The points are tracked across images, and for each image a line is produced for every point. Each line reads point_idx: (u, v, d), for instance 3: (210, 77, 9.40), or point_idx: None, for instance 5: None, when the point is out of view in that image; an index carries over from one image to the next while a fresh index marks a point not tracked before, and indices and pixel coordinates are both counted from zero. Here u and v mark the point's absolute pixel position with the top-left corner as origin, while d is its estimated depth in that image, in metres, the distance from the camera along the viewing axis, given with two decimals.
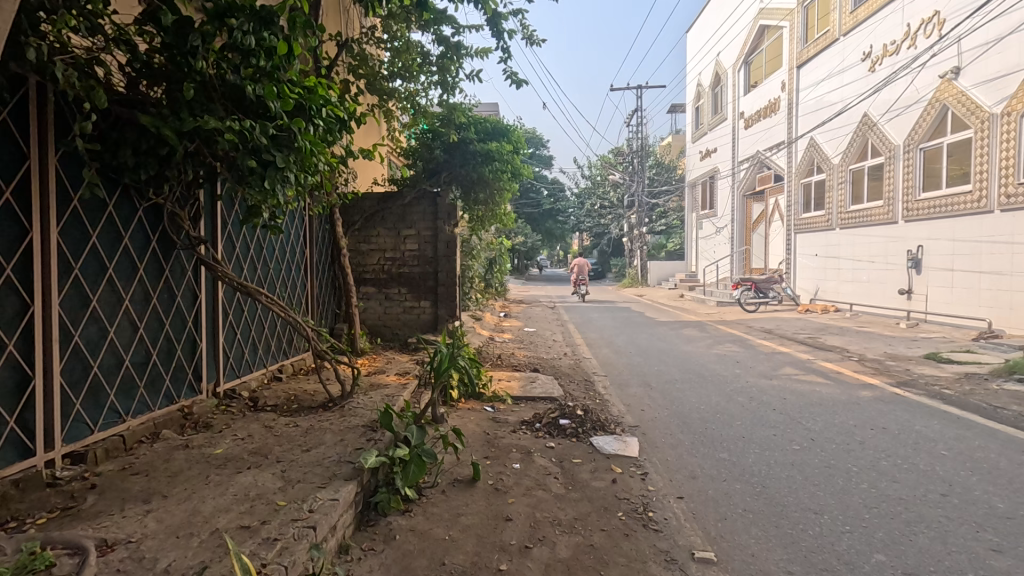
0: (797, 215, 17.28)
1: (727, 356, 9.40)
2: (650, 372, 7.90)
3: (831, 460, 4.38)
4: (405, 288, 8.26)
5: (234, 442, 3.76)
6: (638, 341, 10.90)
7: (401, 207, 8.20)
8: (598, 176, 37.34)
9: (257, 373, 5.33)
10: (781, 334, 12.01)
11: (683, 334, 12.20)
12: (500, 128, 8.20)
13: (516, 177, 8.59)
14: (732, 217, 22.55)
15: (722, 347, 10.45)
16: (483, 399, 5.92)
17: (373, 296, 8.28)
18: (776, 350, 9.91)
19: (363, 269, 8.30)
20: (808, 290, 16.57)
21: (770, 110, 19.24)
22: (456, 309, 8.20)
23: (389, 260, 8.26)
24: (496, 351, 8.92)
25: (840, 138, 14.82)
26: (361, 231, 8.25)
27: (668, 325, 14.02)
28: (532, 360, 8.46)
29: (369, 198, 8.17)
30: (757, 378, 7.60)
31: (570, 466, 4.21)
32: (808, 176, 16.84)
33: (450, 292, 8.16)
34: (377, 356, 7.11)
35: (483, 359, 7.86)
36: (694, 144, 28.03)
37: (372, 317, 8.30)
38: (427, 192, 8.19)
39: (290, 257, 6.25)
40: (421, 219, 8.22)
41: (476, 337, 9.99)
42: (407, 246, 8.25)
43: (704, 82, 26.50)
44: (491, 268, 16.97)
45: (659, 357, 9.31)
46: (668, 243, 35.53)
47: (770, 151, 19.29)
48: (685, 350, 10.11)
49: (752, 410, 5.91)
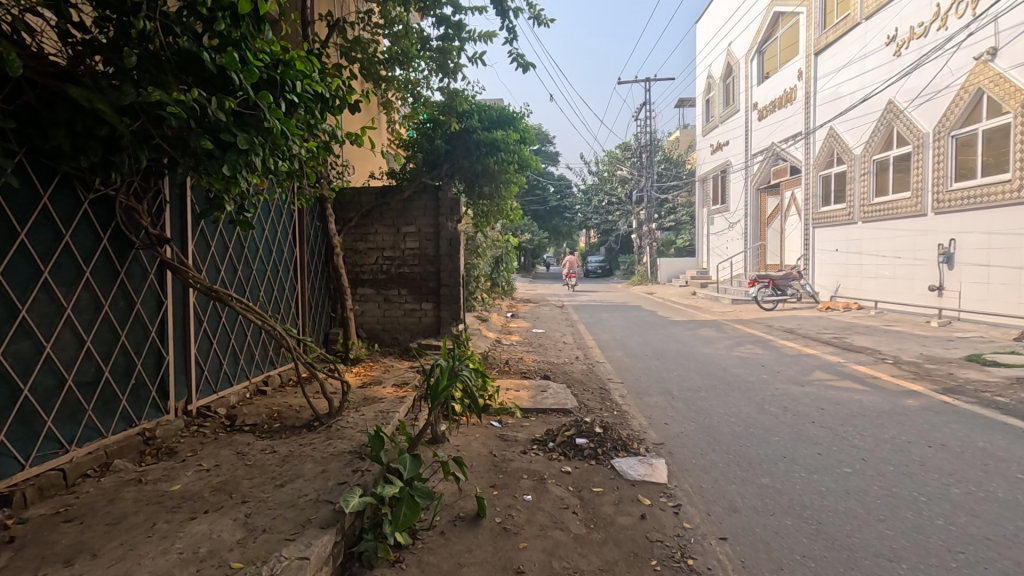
0: (816, 208, 16.58)
1: (750, 359, 8.78)
2: (670, 378, 7.30)
3: (893, 488, 3.77)
4: (405, 289, 7.71)
5: (197, 474, 3.20)
6: (653, 343, 10.30)
7: (399, 203, 7.64)
8: (605, 172, 36.69)
9: (237, 387, 4.79)
10: (805, 334, 11.36)
11: (699, 335, 11.58)
12: (506, 116, 7.60)
13: (524, 169, 8.00)
14: (746, 212, 21.84)
15: (744, 348, 9.81)
16: (489, 412, 5.37)
17: (371, 299, 7.74)
18: (802, 352, 9.27)
19: (360, 269, 7.75)
20: (828, 287, 15.90)
21: (786, 100, 18.52)
22: (460, 311, 7.65)
23: (388, 259, 7.72)
24: (504, 356, 8.33)
25: (863, 127, 14.11)
26: (357, 229, 7.69)
27: (683, 325, 13.38)
28: (542, 366, 7.88)
29: (365, 193, 7.59)
30: (787, 385, 6.98)
31: (590, 496, 3.63)
32: (828, 167, 16.13)
33: (453, 294, 7.61)
34: (375, 364, 6.55)
35: (490, 366, 7.29)
36: (704, 138, 27.31)
37: (371, 321, 7.76)
38: (428, 186, 7.62)
39: (276, 255, 5.71)
40: (422, 215, 7.65)
41: (482, 341, 9.43)
42: (407, 245, 7.69)
43: (715, 73, 25.76)
44: (497, 266, 16.43)
45: (677, 360, 8.72)
46: (677, 240, 34.79)
47: (786, 143, 18.59)
48: (704, 352, 9.48)
49: (789, 423, 5.31)
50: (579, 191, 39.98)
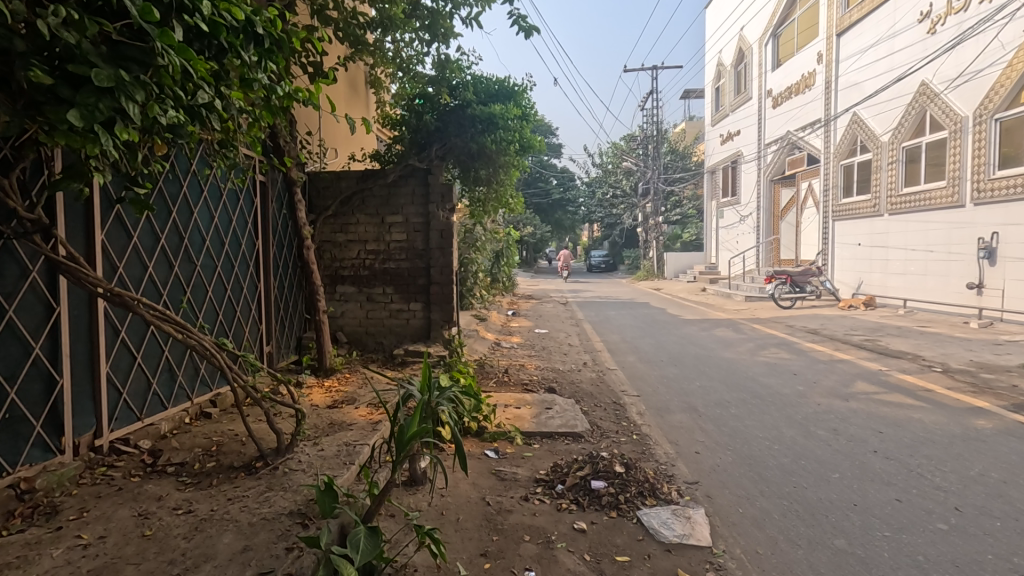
0: (836, 200, 15.57)
1: (778, 365, 7.87)
2: (693, 390, 6.39)
3: (1013, 558, 2.85)
4: (391, 287, 6.79)
5: (68, 553, 2.30)
6: (668, 346, 9.38)
7: (384, 187, 6.71)
8: (610, 164, 35.63)
9: (172, 412, 3.90)
10: (831, 335, 10.44)
11: (716, 336, 10.65)
12: (505, 90, 6.59)
13: (526, 151, 7.03)
14: (759, 204, 20.83)
15: (769, 353, 8.87)
16: (484, 439, 4.48)
17: (352, 298, 6.83)
18: (835, 357, 8.33)
19: (340, 264, 6.83)
20: (849, 283, 14.94)
21: (803, 85, 17.51)
22: (452, 313, 6.72)
23: (371, 254, 6.80)
24: (503, 362, 7.40)
25: (891, 112, 13.12)
26: (338, 218, 6.77)
27: (697, 324, 12.46)
28: (545, 374, 6.96)
29: (344, 177, 6.63)
30: (829, 399, 6.06)
31: (613, 571, 2.71)
32: (850, 157, 15.12)
33: (445, 292, 6.69)
34: (353, 375, 5.65)
35: (486, 376, 6.35)
36: (714, 128, 26.27)
37: (351, 323, 6.84)
38: (416, 169, 6.67)
39: (229, 245, 4.81)
40: (409, 203, 6.72)
41: (480, 346, 8.50)
42: (393, 236, 6.77)
43: (725, 60, 24.70)
44: (497, 261, 15.52)
45: (697, 366, 7.81)
46: (682, 234, 33.45)
47: (804, 131, 17.56)
48: (726, 357, 8.55)
49: (847, 452, 4.38)
50: (582, 183, 38.92)
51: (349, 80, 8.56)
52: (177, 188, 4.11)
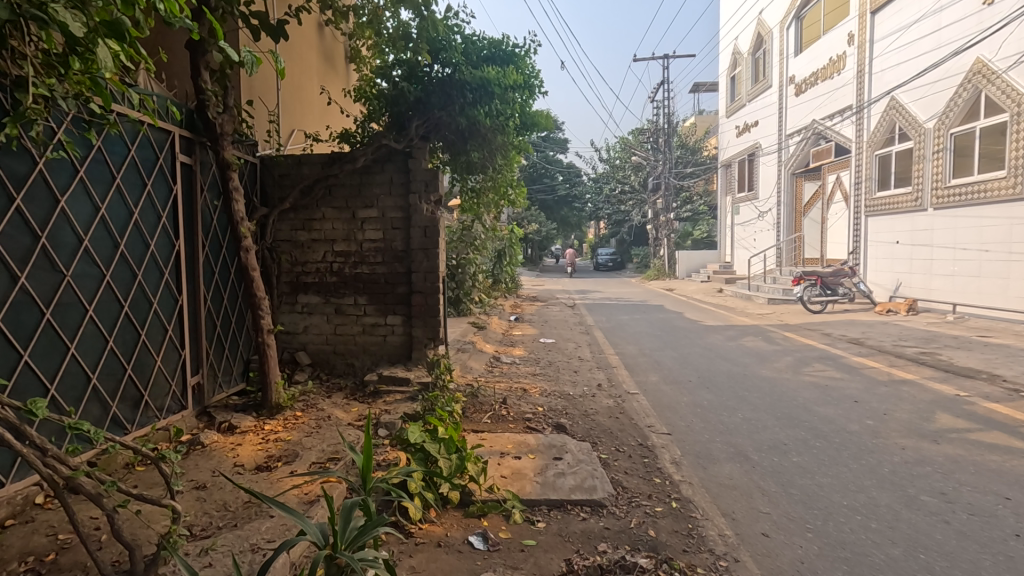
0: (870, 194, 14.25)
1: (830, 387, 6.61)
2: (737, 427, 5.13)
3: None
4: (366, 297, 5.57)
5: None
6: (693, 361, 8.11)
7: (355, 175, 5.49)
8: (618, 159, 34.31)
9: (12, 489, 2.70)
10: (878, 346, 9.16)
11: (745, 347, 9.37)
12: (501, 53, 5.29)
13: (528, 127, 5.73)
14: (779, 199, 19.64)
15: (814, 370, 7.56)
16: (470, 515, 3.25)
17: (318, 309, 5.61)
18: (895, 377, 7.03)
19: (302, 269, 5.60)
20: (885, 285, 13.63)
21: (831, 70, 16.16)
22: (438, 329, 5.49)
23: (341, 256, 5.58)
24: (501, 385, 6.16)
25: (937, 95, 11.86)
26: (300, 213, 5.54)
27: (721, 332, 11.19)
28: (551, 402, 5.72)
29: (307, 162, 5.41)
30: (914, 439, 4.77)
31: None
32: (886, 146, 13.77)
33: (428, 304, 5.46)
34: (307, 412, 4.41)
35: (477, 408, 5.11)
36: (729, 119, 24.93)
37: (316, 341, 5.62)
38: (393, 152, 5.42)
39: (131, 246, 3.61)
40: (386, 193, 5.49)
41: (475, 364, 7.28)
42: (366, 234, 5.55)
43: (742, 48, 23.35)
44: (499, 261, 14.28)
45: (734, 388, 6.54)
46: (693, 230, 31.82)
47: (832, 120, 16.21)
48: (765, 375, 7.27)
49: (980, 539, 3.11)
50: (589, 179, 37.58)
51: (324, 50, 7.29)
52: (29, 167, 2.88)
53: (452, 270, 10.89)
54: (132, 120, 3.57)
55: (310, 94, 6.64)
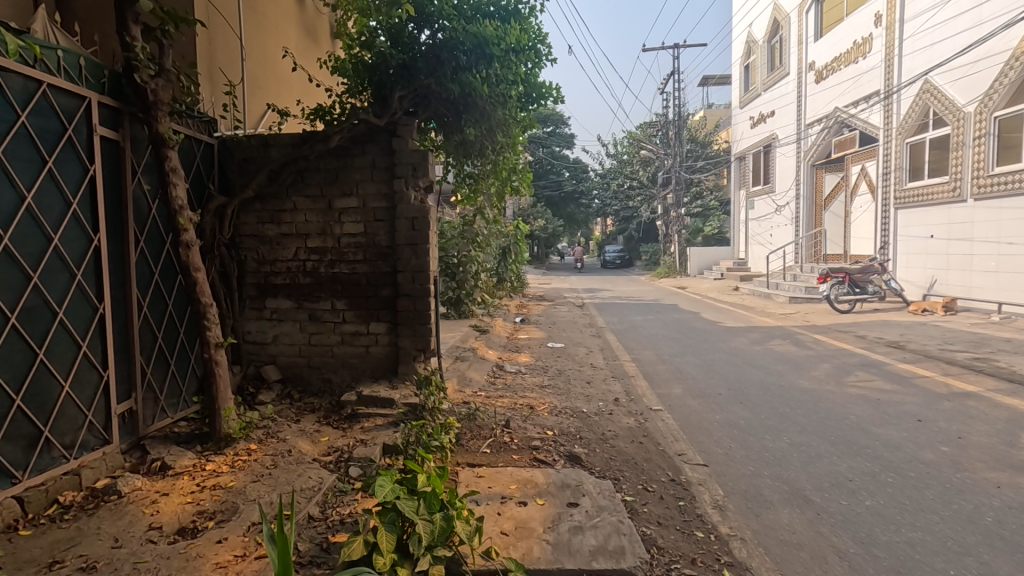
0: (900, 184, 13.34)
1: (882, 402, 5.74)
2: (786, 456, 4.26)
3: None
4: (345, 300, 4.76)
5: None
6: (719, 369, 7.27)
7: (331, 157, 4.67)
8: (626, 154, 33.40)
9: None
10: (923, 351, 8.28)
11: (774, 352, 8.51)
12: (502, 10, 4.45)
13: (533, 100, 4.90)
14: (798, 192, 18.70)
15: (858, 380, 6.66)
16: None
17: (289, 315, 4.81)
18: (955, 389, 6.15)
19: (271, 268, 4.80)
20: (917, 283, 12.73)
21: (856, 54, 15.23)
22: (429, 339, 4.66)
23: (316, 254, 4.77)
24: (502, 402, 5.34)
25: (978, 76, 10.95)
26: (268, 203, 4.74)
27: (743, 334, 10.35)
28: (561, 423, 4.88)
29: (275, 142, 4.59)
30: (1007, 473, 3.89)
31: None
32: (919, 133, 12.83)
33: (417, 311, 4.64)
34: (264, 444, 3.59)
35: (474, 433, 4.27)
36: (742, 110, 24.01)
37: (288, 354, 4.82)
38: (375, 129, 4.59)
39: (21, 242, 2.80)
40: (367, 178, 4.66)
41: (474, 375, 6.45)
42: (344, 226, 4.73)
43: (756, 35, 22.42)
44: (504, 259, 13.48)
45: (773, 404, 5.66)
46: (703, 227, 30.85)
47: (857, 107, 15.25)
48: (803, 387, 6.40)
49: None
50: (596, 175, 36.69)
51: (306, 21, 6.49)
52: None
53: (452, 268, 10.11)
54: (20, 78, 2.78)
55: (285, 71, 5.82)
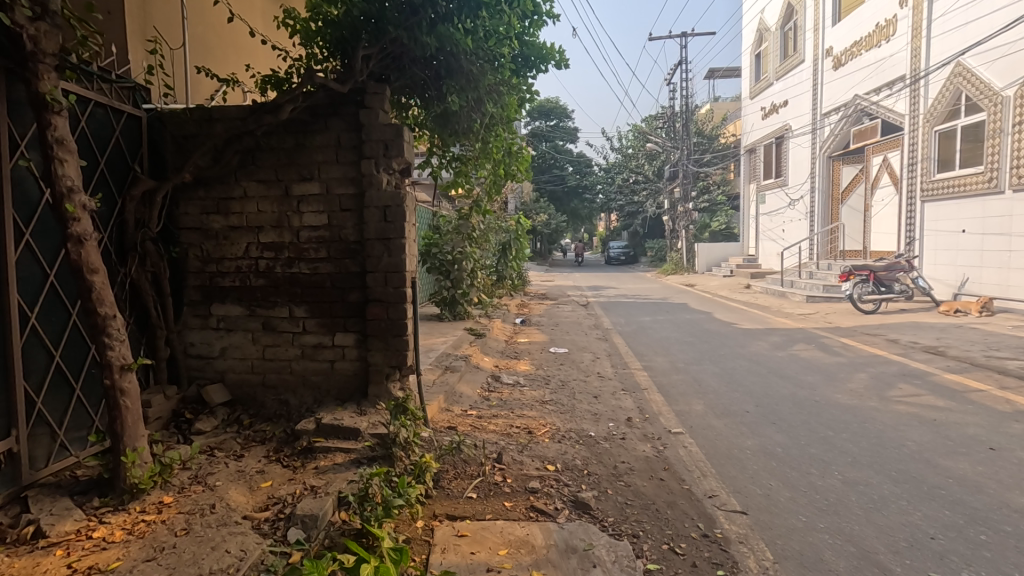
0: (928, 175, 12.49)
1: (939, 423, 4.92)
2: (842, 501, 3.46)
3: None
4: (305, 306, 3.97)
5: None
6: (743, 380, 6.46)
7: (288, 133, 3.88)
8: (631, 148, 32.56)
9: None
10: (967, 359, 7.44)
11: (800, 359, 7.70)
12: None
13: (530, 65, 4.08)
14: (813, 185, 17.83)
15: (903, 393, 5.84)
16: None
17: (240, 323, 4.02)
18: (1019, 406, 5.33)
19: (217, 267, 4.01)
20: (947, 281, 11.87)
21: (878, 37, 14.34)
22: (405, 353, 3.85)
23: (270, 250, 3.98)
24: (495, 426, 4.53)
25: (1018, 57, 10.09)
26: (215, 189, 3.96)
27: (763, 337, 9.53)
28: (565, 453, 4.07)
29: (219, 115, 3.80)
30: None
31: None
32: (949, 120, 11.96)
33: (389, 320, 3.83)
34: (184, 496, 2.80)
35: (458, 472, 3.46)
36: (753, 100, 23.12)
37: (238, 370, 4.03)
38: (339, 99, 3.79)
39: None
40: (330, 160, 3.87)
41: (465, 390, 5.64)
42: (304, 217, 3.93)
43: (767, 22, 21.50)
44: (505, 256, 12.68)
45: (812, 426, 4.84)
46: (710, 222, 29.97)
47: (879, 94, 14.37)
48: (842, 402, 5.58)
49: None
50: (600, 169, 35.83)
51: None
52: None
53: (448, 266, 9.33)
54: None
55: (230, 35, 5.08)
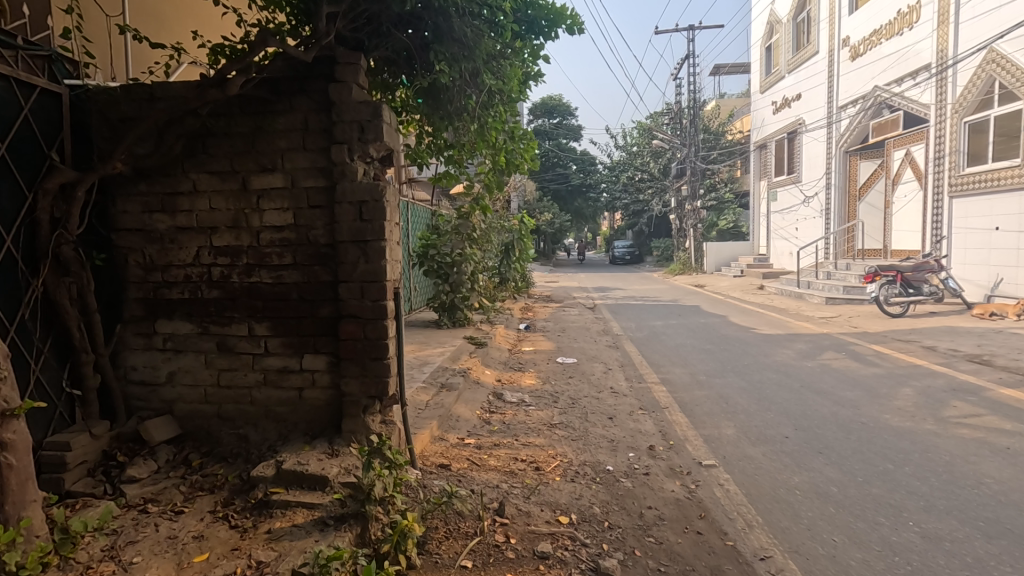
0: (957, 170, 11.75)
1: (1014, 452, 4.22)
2: (930, 565, 2.78)
3: None
4: (267, 323, 3.31)
5: None
6: (775, 397, 5.76)
7: (245, 115, 3.22)
8: (636, 145, 31.84)
9: None
10: (1020, 370, 6.71)
11: (833, 370, 6.99)
12: None
13: (537, 30, 3.42)
14: (829, 181, 17.09)
15: (961, 414, 5.12)
16: None
17: (190, 344, 3.36)
18: None
19: (162, 276, 3.34)
20: (980, 282, 11.13)
21: (900, 25, 13.59)
22: (385, 380, 3.17)
23: (225, 255, 3.31)
24: (496, 461, 3.85)
25: None
26: (159, 182, 3.30)
27: (786, 343, 8.83)
28: (580, 498, 3.39)
29: (158, 92, 3.13)
30: None
31: None
32: (981, 110, 11.23)
33: (367, 340, 3.16)
34: None
35: (449, 533, 2.78)
36: (763, 95, 22.36)
37: (189, 400, 3.37)
38: (305, 73, 3.14)
39: None
40: (295, 146, 3.20)
41: (463, 412, 4.96)
42: (265, 215, 3.26)
43: (778, 13, 20.73)
44: (507, 256, 12.01)
45: (866, 457, 4.15)
46: (718, 220, 29.25)
47: (900, 85, 13.62)
48: (894, 425, 4.87)
49: None
50: (604, 167, 35.09)
51: None
52: None
53: (446, 269, 8.67)
54: None
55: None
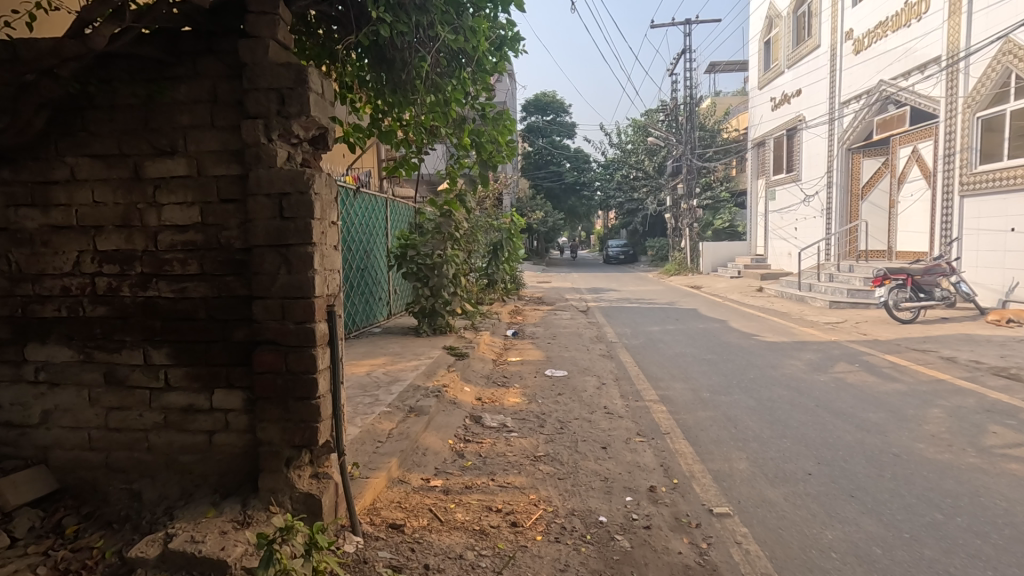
0: (969, 167, 11.14)
1: None
2: None
3: None
4: (167, 349, 2.58)
5: None
6: (790, 420, 5.07)
7: (134, 82, 2.49)
8: (631, 143, 31.16)
9: None
10: None
11: (849, 385, 6.32)
12: None
13: None
14: (831, 179, 16.47)
15: (1005, 443, 4.46)
16: None
17: (68, 375, 2.63)
18: None
19: (30, 289, 2.61)
20: (995, 286, 10.51)
21: (907, 16, 12.97)
22: (311, 424, 2.47)
23: (112, 262, 2.58)
24: (463, 515, 3.14)
25: None
26: (28, 169, 2.58)
27: (793, 353, 8.16)
28: (564, 570, 2.68)
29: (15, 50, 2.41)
30: None
31: None
32: (995, 105, 10.62)
33: (289, 374, 2.46)
34: None
35: None
36: (761, 91, 21.74)
37: (68, 446, 2.65)
38: (208, 29, 2.45)
39: None
40: (199, 122, 2.49)
41: (433, 442, 4.25)
42: (160, 211, 2.54)
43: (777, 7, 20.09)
44: (495, 257, 11.31)
45: (909, 503, 3.48)
46: (714, 220, 28.62)
47: (908, 79, 13.00)
48: (931, 458, 4.20)
49: None
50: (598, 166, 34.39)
51: None
52: None
53: (426, 272, 7.97)
54: None
55: None
